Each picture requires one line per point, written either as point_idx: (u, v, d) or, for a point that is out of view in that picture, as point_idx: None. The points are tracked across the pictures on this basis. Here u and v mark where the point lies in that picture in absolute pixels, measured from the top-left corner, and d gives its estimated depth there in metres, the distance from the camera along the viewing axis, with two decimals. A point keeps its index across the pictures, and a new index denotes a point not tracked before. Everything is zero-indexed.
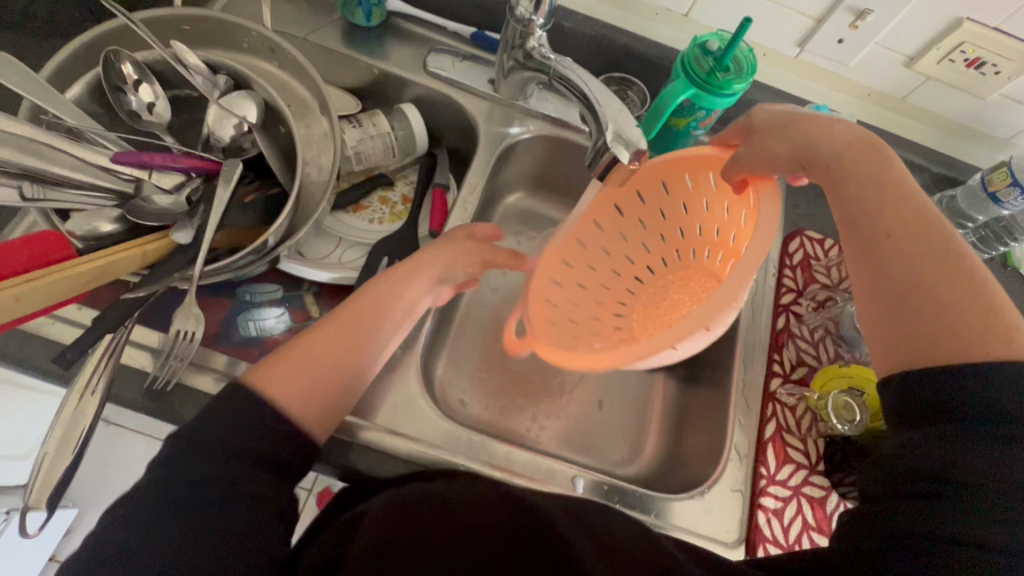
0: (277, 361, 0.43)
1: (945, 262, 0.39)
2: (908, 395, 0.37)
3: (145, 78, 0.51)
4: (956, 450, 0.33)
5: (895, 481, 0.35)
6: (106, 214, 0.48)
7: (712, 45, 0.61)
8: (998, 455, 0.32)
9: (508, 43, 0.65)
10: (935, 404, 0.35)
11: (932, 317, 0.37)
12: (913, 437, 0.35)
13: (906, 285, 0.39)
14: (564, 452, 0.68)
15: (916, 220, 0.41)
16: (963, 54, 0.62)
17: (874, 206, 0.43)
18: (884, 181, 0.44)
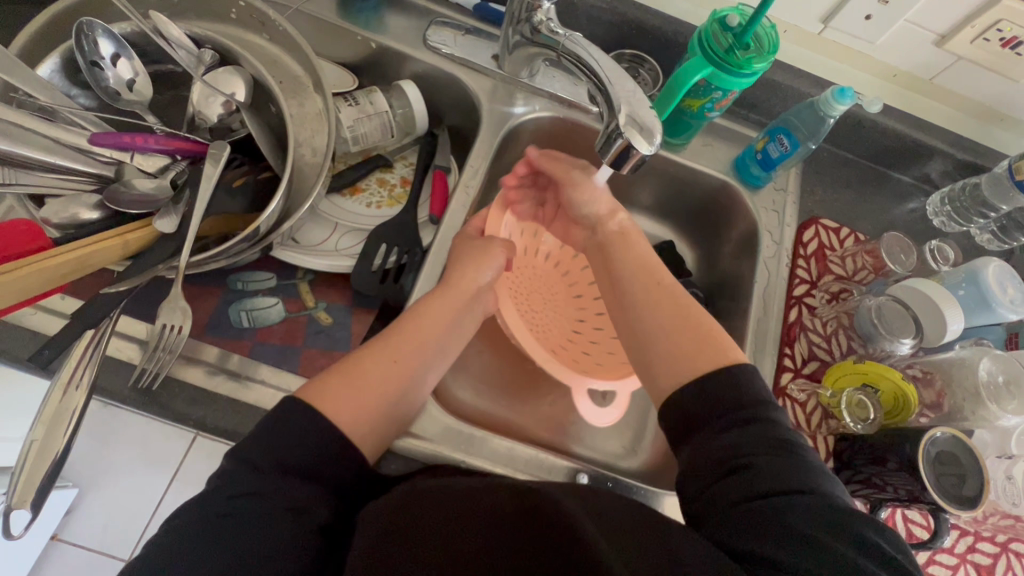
0: (268, 424, 0.41)
1: (702, 335, 0.49)
2: (711, 404, 0.44)
3: (123, 52, 0.47)
4: (732, 440, 0.42)
5: (720, 478, 0.40)
6: (84, 199, 0.44)
7: (732, 20, 0.57)
8: (747, 435, 0.41)
9: (514, 17, 0.61)
10: (702, 421, 0.44)
11: (673, 355, 0.48)
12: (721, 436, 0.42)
13: (654, 333, 0.51)
14: (572, 447, 0.67)
15: (661, 286, 0.54)
16: (999, 33, 0.58)
17: (638, 268, 0.56)
18: (651, 272, 0.56)
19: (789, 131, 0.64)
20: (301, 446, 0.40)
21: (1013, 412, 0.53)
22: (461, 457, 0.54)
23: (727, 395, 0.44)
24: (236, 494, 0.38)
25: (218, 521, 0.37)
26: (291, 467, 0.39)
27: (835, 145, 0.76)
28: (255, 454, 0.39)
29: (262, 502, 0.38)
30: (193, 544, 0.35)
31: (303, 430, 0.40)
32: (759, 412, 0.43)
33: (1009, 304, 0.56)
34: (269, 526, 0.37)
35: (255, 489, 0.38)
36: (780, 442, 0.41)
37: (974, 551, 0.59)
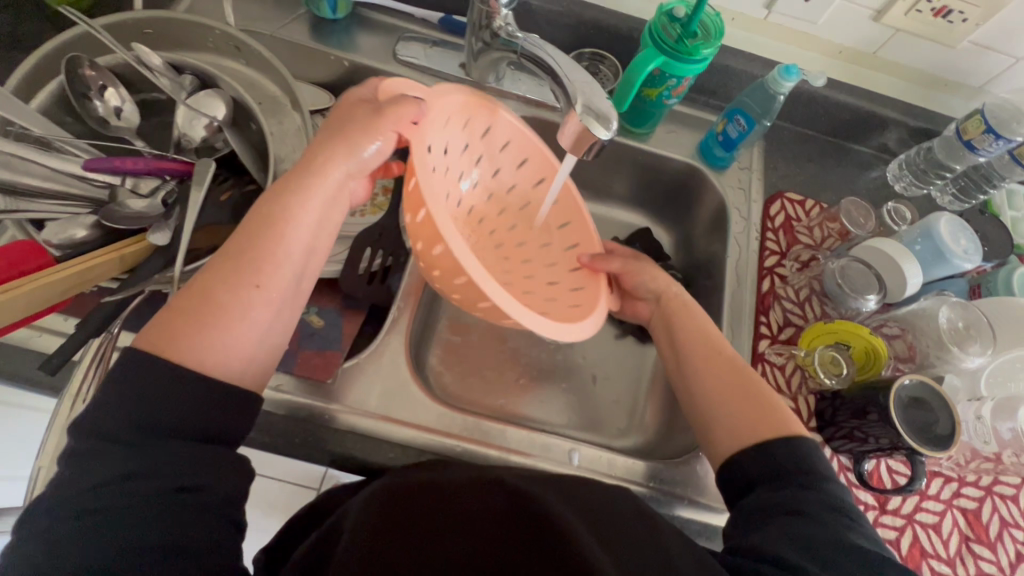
0: (109, 393, 0.37)
1: (760, 401, 0.50)
2: (773, 456, 0.46)
3: (110, 83, 0.51)
4: (785, 496, 0.43)
5: (767, 516, 0.42)
6: (81, 219, 0.47)
7: (678, 12, 0.61)
8: (803, 495, 0.43)
9: (475, 26, 0.65)
10: (756, 475, 0.46)
11: (730, 425, 0.50)
12: (783, 491, 0.44)
13: (711, 400, 0.52)
14: (565, 429, 0.69)
15: (719, 357, 0.54)
16: (928, 4, 0.63)
17: (703, 332, 0.57)
18: (708, 332, 0.57)
19: (745, 112, 0.67)
20: (173, 403, 0.37)
21: (975, 353, 0.56)
22: (457, 442, 0.56)
23: (784, 460, 0.46)
24: (105, 481, 0.35)
25: (104, 512, 0.34)
26: (168, 429, 0.37)
27: (794, 122, 0.80)
28: (108, 428, 0.36)
29: (143, 482, 0.35)
30: (65, 541, 0.33)
31: (161, 385, 0.37)
32: (815, 474, 0.45)
33: (962, 254, 0.59)
34: (150, 505, 0.35)
35: (138, 467, 0.35)
36: (838, 506, 0.43)
37: (960, 496, 0.60)
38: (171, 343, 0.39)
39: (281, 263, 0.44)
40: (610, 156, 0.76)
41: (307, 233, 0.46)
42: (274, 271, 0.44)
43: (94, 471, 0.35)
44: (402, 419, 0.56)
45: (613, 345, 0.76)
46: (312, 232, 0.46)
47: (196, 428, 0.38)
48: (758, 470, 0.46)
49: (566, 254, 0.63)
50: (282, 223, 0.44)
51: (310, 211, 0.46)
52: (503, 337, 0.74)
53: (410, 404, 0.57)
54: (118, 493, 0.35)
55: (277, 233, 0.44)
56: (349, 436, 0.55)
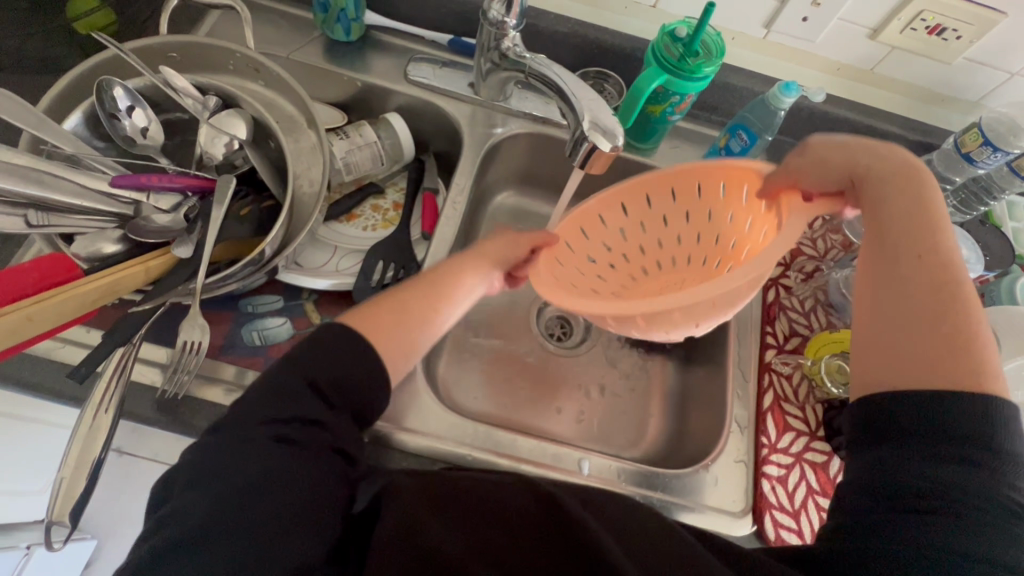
0: (320, 339, 0.43)
1: (957, 335, 0.40)
2: (941, 420, 0.38)
3: (137, 104, 0.53)
4: (927, 469, 0.38)
5: (888, 487, 0.39)
6: (108, 234, 0.50)
7: (681, 32, 0.63)
8: (959, 478, 0.37)
9: (485, 47, 0.68)
10: (909, 425, 0.39)
11: (905, 357, 0.41)
12: (922, 461, 0.38)
13: (890, 317, 0.43)
14: (574, 439, 0.69)
15: (933, 267, 0.43)
16: (923, 23, 0.65)
17: (912, 221, 0.46)
18: (922, 231, 0.45)
19: (746, 127, 0.69)
20: (344, 366, 0.43)
21: None
22: (469, 451, 0.57)
23: (968, 426, 0.38)
24: (274, 432, 0.38)
25: (271, 454, 0.37)
26: (342, 394, 0.42)
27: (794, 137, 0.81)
28: (307, 369, 0.41)
29: (309, 433, 0.39)
30: (239, 458, 0.36)
31: (357, 349, 0.44)
32: (988, 458, 0.37)
33: (965, 263, 0.60)
34: (296, 462, 0.37)
35: (309, 415, 0.40)
36: (998, 503, 0.36)
37: None
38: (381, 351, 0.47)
39: (415, 316, 0.50)
40: (616, 171, 0.78)
41: (446, 296, 0.53)
42: (419, 313, 0.51)
43: (269, 407, 0.39)
44: (415, 428, 0.57)
45: (621, 356, 0.76)
46: (449, 296, 0.53)
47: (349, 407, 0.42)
48: (912, 423, 0.39)
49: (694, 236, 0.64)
50: (440, 295, 0.53)
51: (456, 304, 0.54)
52: (512, 348, 0.75)
53: (422, 414, 0.58)
54: (276, 451, 0.37)
55: (428, 293, 0.52)
56: (363, 445, 0.56)
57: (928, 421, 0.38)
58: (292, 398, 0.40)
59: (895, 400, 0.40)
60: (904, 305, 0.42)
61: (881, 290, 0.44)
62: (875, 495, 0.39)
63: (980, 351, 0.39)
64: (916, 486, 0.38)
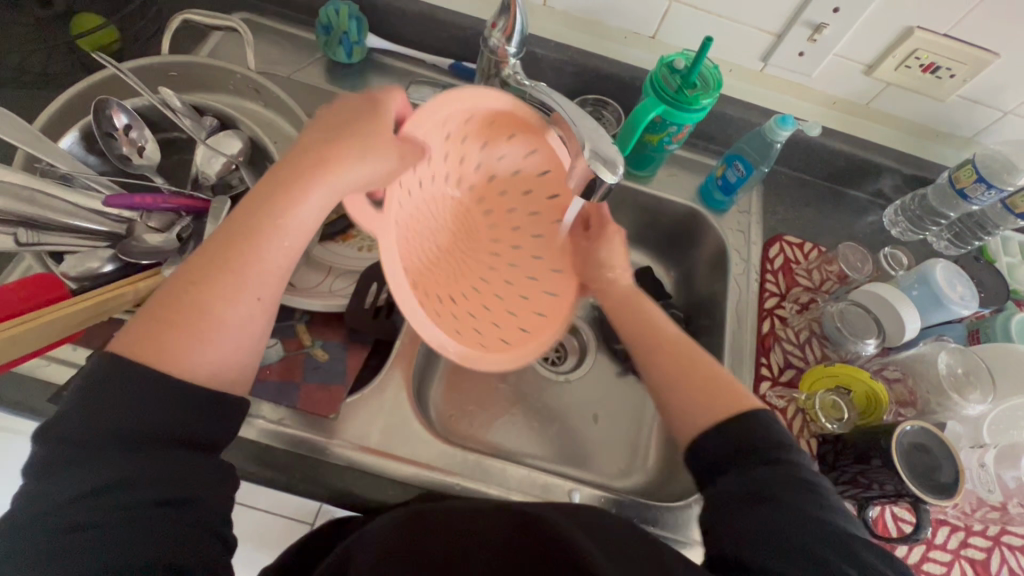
0: (87, 397, 0.35)
1: (710, 382, 0.49)
2: (739, 435, 0.44)
3: (135, 123, 0.53)
4: (751, 475, 0.42)
5: (739, 500, 0.41)
6: (99, 253, 0.48)
7: (678, 64, 0.64)
8: (772, 478, 0.42)
9: (485, 73, 0.68)
10: (714, 457, 0.45)
11: (695, 402, 0.49)
12: (740, 469, 0.43)
13: (671, 391, 0.51)
14: (565, 469, 0.68)
15: (673, 341, 0.55)
16: (917, 61, 0.66)
17: (647, 326, 0.57)
18: (652, 321, 0.58)
19: (743, 158, 0.70)
20: (154, 406, 0.35)
21: (976, 401, 0.56)
22: (457, 480, 0.56)
23: (761, 436, 0.44)
24: (83, 495, 0.33)
25: (70, 537, 0.32)
26: (129, 437, 0.34)
27: (791, 168, 0.82)
28: (82, 431, 0.34)
29: (123, 496, 0.33)
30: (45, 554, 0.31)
31: (139, 388, 0.35)
32: (782, 453, 0.43)
33: (960, 300, 0.60)
34: (135, 527, 0.33)
35: (115, 479, 0.33)
36: (802, 484, 0.41)
37: (966, 546, 0.58)
38: (165, 353, 0.37)
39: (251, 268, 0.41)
40: (613, 198, 0.78)
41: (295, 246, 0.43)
42: (249, 273, 0.41)
43: (61, 489, 0.33)
44: (404, 456, 0.56)
45: (615, 383, 0.75)
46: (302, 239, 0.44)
47: (165, 433, 0.35)
48: (720, 449, 0.45)
49: (534, 257, 0.67)
50: (259, 231, 0.42)
51: (298, 213, 0.43)
52: (504, 373, 0.74)
53: (411, 440, 0.57)
54: (99, 523, 0.32)
55: (246, 233, 0.42)
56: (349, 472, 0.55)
57: (734, 443, 0.44)
58: (93, 454, 0.34)
59: (702, 441, 0.46)
60: (686, 391, 0.50)
61: (665, 371, 0.52)
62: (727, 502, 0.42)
63: (728, 384, 0.49)
64: (748, 487, 0.42)
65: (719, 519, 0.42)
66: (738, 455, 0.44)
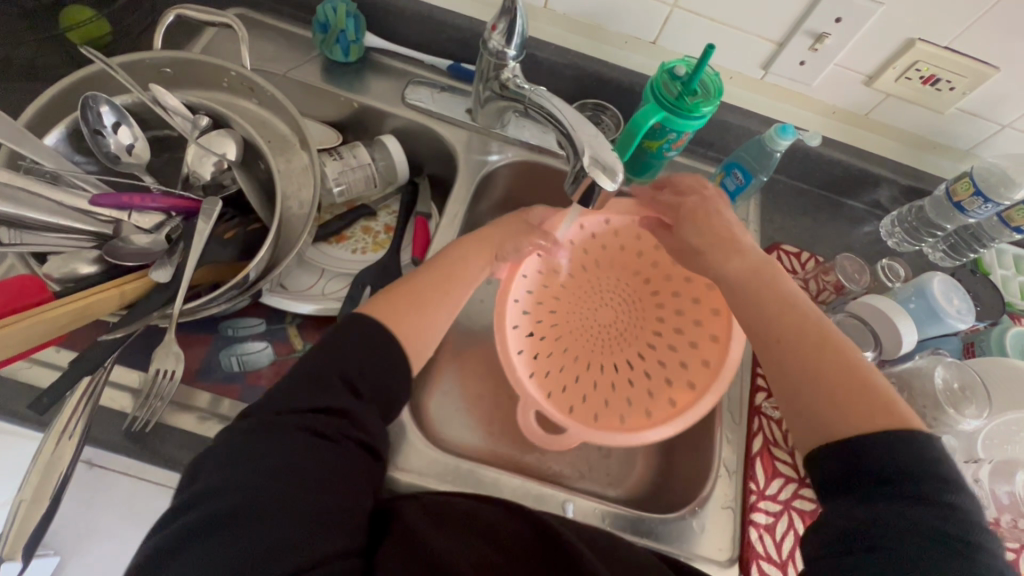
0: (360, 340, 0.45)
1: (873, 390, 0.40)
2: (859, 464, 0.37)
3: (123, 121, 0.52)
4: (865, 511, 0.35)
5: (854, 536, 0.35)
6: (83, 254, 0.47)
7: (679, 70, 0.64)
8: (920, 517, 0.34)
9: (484, 75, 0.67)
10: (876, 475, 0.36)
11: (823, 404, 0.41)
12: (885, 502, 0.35)
13: (822, 398, 0.41)
14: (562, 477, 0.68)
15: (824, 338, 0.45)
16: (918, 73, 0.65)
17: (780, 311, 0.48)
18: (806, 315, 0.47)
19: (742, 166, 0.70)
20: (376, 374, 0.44)
21: (972, 416, 0.56)
22: (450, 488, 0.55)
23: (908, 462, 0.36)
24: (300, 424, 0.39)
25: (266, 454, 0.37)
26: (375, 393, 0.43)
27: (789, 176, 0.82)
28: (343, 368, 0.43)
29: (325, 448, 0.39)
30: (247, 466, 0.37)
31: (375, 358, 0.45)
32: (939, 503, 0.34)
33: (956, 314, 0.60)
34: (310, 482, 0.37)
35: (322, 433, 0.39)
36: (954, 537, 0.33)
37: None
38: (395, 323, 0.49)
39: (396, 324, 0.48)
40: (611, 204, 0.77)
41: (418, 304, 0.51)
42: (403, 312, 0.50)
43: (315, 410, 0.40)
44: (396, 464, 0.55)
45: None
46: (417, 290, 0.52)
47: (345, 418, 0.41)
48: (853, 476, 0.37)
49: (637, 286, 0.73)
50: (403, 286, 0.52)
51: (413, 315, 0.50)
52: (498, 379, 0.73)
53: (404, 448, 0.56)
54: (295, 460, 0.37)
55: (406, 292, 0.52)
56: None
57: (849, 467, 0.37)
58: (337, 398, 0.42)
59: (820, 456, 0.39)
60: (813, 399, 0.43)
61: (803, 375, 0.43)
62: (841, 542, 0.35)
63: (879, 391, 0.40)
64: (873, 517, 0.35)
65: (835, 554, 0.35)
66: (874, 479, 0.36)
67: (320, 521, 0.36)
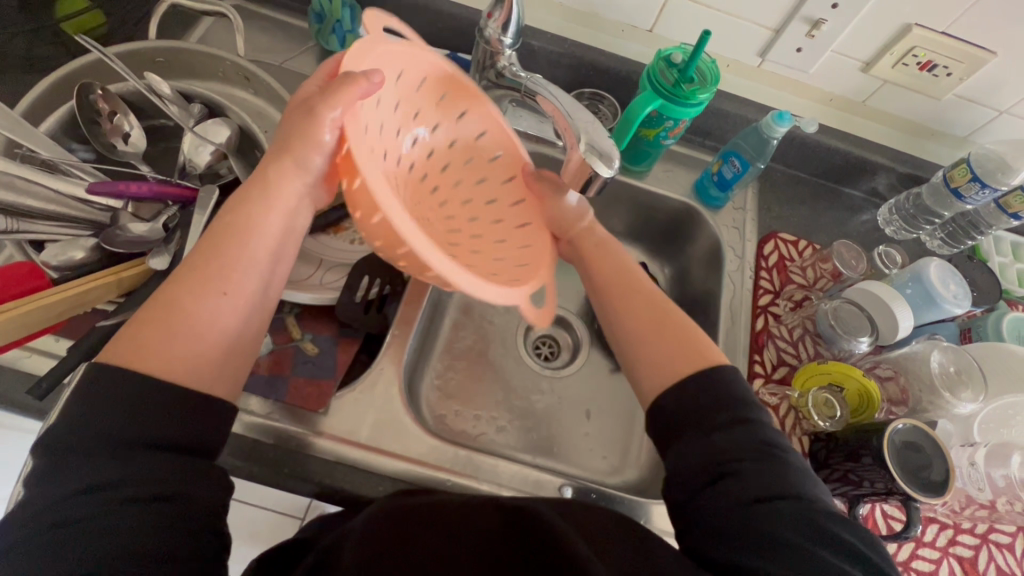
0: (85, 397, 0.35)
1: (685, 338, 0.48)
2: (711, 416, 0.43)
3: (120, 109, 0.52)
4: (710, 447, 0.41)
5: (704, 476, 0.41)
6: (81, 242, 0.47)
7: (676, 58, 0.64)
8: (740, 439, 0.41)
9: (480, 64, 0.67)
10: (686, 414, 0.44)
11: (652, 357, 0.48)
12: (705, 438, 0.42)
13: (642, 354, 0.49)
14: (501, 446, 0.68)
15: (654, 302, 0.51)
16: (915, 58, 0.65)
17: (619, 284, 0.53)
18: (629, 273, 0.54)
19: (739, 154, 0.69)
20: (138, 409, 0.35)
21: (968, 400, 0.56)
22: (448, 475, 0.55)
23: (721, 396, 0.44)
24: (76, 491, 0.33)
25: (59, 530, 0.32)
26: (138, 430, 0.35)
27: (786, 165, 0.82)
28: (75, 438, 0.34)
29: (128, 489, 0.33)
30: (40, 552, 0.31)
31: (125, 395, 0.35)
32: (740, 415, 0.43)
33: (952, 299, 0.60)
34: (134, 521, 0.33)
35: (99, 480, 0.33)
36: (761, 449, 0.41)
37: (955, 544, 0.57)
38: (155, 356, 0.37)
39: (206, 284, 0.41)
40: (607, 193, 0.77)
41: (212, 260, 0.42)
42: (192, 292, 0.40)
43: (66, 481, 0.33)
44: (395, 451, 0.55)
45: (607, 380, 0.75)
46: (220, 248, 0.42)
47: (134, 461, 0.34)
48: (687, 416, 0.44)
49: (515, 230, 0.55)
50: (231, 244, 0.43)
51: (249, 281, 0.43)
52: (496, 368, 0.73)
53: (402, 436, 0.57)
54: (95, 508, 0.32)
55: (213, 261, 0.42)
56: (338, 467, 0.54)
57: (688, 407, 0.44)
58: (105, 446, 0.34)
59: (659, 404, 0.45)
60: (658, 381, 0.47)
61: (621, 330, 0.51)
62: (686, 484, 0.42)
63: (705, 341, 0.48)
64: (713, 455, 0.41)
65: (691, 506, 0.41)
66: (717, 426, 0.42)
67: (165, 529, 0.33)
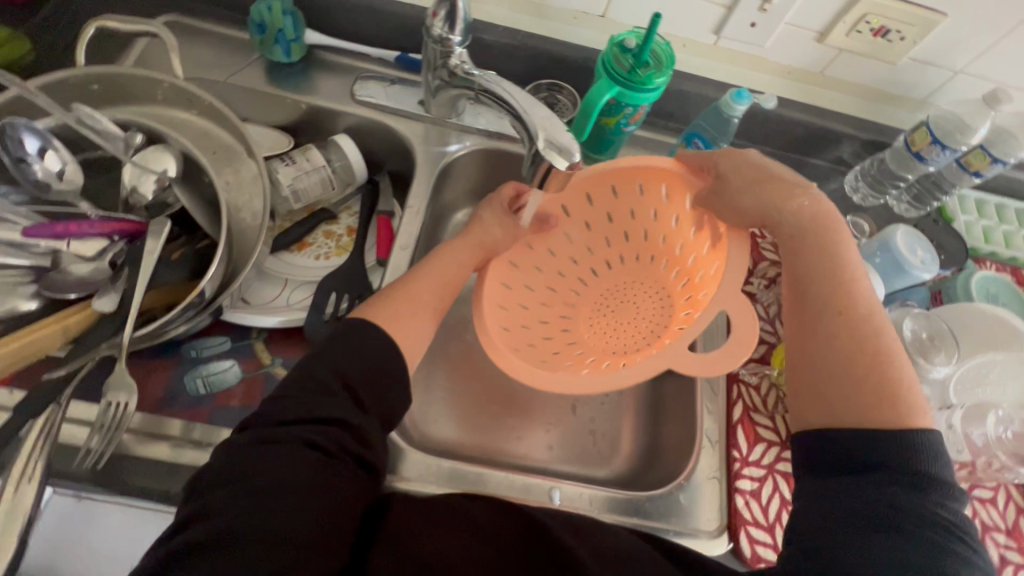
0: (305, 382, 0.43)
1: (881, 376, 0.45)
2: (877, 440, 0.41)
3: (50, 145, 0.49)
4: (872, 486, 0.40)
5: (847, 511, 0.39)
6: (19, 290, 0.46)
7: (629, 43, 0.62)
8: (900, 499, 0.39)
9: (431, 63, 0.65)
10: (850, 455, 0.42)
11: (841, 381, 0.46)
12: (860, 473, 0.41)
13: (828, 367, 0.47)
14: (490, 450, 0.67)
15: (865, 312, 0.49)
16: (868, 25, 0.65)
17: (824, 286, 0.51)
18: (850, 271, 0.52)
19: (700, 135, 0.69)
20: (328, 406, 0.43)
21: (940, 363, 0.57)
22: (436, 490, 0.55)
23: (893, 453, 0.41)
24: (272, 458, 0.39)
25: (252, 492, 0.37)
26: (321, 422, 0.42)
27: (751, 140, 0.81)
28: (290, 410, 0.42)
29: (308, 465, 0.39)
30: (224, 504, 0.37)
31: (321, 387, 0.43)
32: (918, 470, 0.40)
33: (921, 265, 0.61)
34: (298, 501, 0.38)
35: (287, 455, 0.39)
36: (939, 523, 0.38)
37: None
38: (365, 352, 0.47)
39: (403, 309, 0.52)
40: None
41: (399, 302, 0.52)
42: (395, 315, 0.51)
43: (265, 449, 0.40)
44: (378, 471, 0.55)
45: None
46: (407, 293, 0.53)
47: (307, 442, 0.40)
48: (845, 443, 0.43)
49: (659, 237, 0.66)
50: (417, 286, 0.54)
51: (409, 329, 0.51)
52: (479, 373, 0.72)
53: (385, 455, 0.56)
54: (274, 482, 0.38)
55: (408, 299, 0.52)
56: None
57: (858, 439, 0.42)
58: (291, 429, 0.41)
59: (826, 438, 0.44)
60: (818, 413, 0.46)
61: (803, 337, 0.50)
62: (821, 501, 0.41)
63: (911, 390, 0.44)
64: (861, 492, 0.40)
65: (825, 515, 0.40)
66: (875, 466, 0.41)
67: (322, 516, 0.38)
